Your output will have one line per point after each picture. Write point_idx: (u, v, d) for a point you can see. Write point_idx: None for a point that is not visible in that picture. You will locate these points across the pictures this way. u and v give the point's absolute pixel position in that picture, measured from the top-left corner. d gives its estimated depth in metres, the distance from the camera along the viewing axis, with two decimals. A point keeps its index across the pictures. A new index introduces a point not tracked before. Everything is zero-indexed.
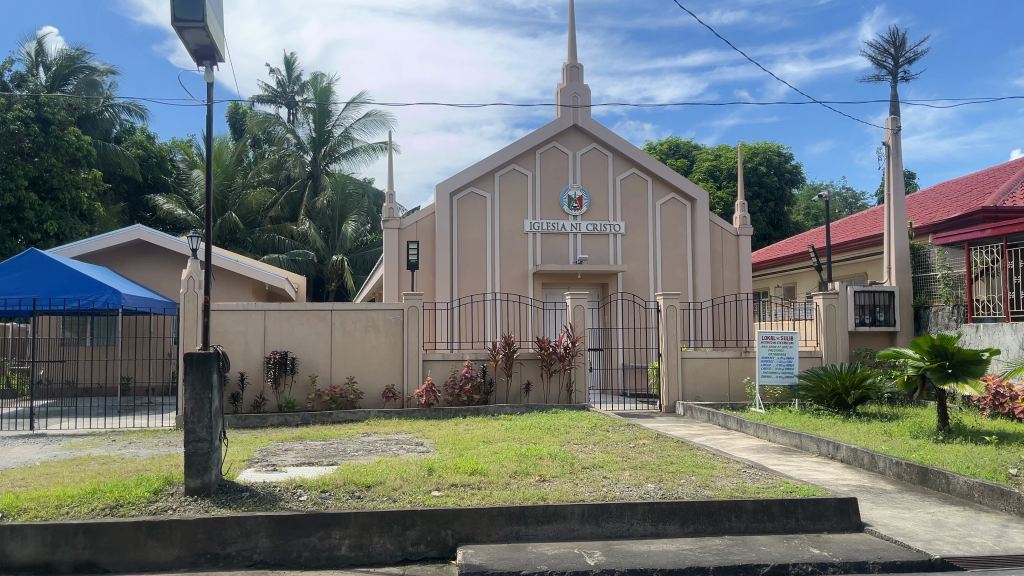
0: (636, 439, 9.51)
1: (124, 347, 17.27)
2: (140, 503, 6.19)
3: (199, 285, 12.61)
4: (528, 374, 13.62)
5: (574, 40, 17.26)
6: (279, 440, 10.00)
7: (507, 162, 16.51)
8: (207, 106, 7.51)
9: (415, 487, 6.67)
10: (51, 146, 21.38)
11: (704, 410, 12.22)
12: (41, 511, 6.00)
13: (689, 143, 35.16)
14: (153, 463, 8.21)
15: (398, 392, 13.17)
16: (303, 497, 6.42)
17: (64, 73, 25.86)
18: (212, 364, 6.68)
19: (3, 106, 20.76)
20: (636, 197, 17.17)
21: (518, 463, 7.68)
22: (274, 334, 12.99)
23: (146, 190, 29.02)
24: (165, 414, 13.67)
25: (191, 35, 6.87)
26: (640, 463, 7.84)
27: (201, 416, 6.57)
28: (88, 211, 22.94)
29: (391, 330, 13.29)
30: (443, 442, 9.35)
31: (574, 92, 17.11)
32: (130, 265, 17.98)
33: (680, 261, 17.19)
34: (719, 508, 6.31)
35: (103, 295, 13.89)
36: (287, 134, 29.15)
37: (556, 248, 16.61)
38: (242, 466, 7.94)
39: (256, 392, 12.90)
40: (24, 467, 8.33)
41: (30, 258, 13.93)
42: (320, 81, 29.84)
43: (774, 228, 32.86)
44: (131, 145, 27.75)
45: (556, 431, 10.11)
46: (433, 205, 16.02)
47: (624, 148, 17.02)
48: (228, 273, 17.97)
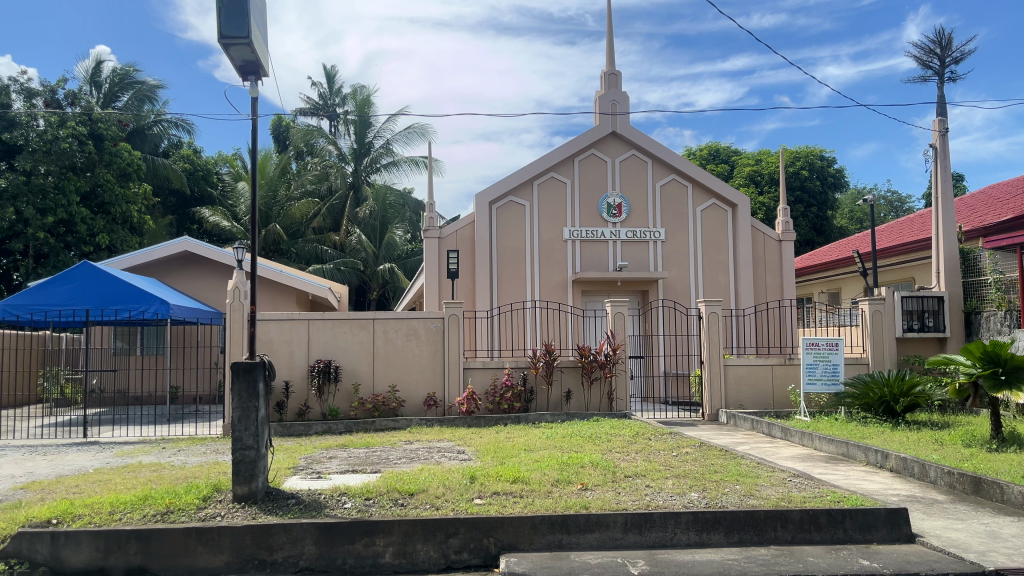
0: (679, 447, 9.45)
1: (173, 356, 17.66)
2: (191, 509, 6.32)
3: (245, 295, 12.79)
4: (569, 382, 13.55)
5: (613, 48, 17.21)
6: (323, 449, 10.07)
7: (545, 171, 16.54)
8: (252, 121, 7.67)
9: (458, 495, 6.71)
10: (104, 161, 22.18)
11: (748, 418, 12.03)
12: (94, 517, 6.15)
13: (729, 148, 34.92)
14: (201, 470, 8.36)
15: (438, 400, 13.20)
16: (347, 505, 6.48)
17: (115, 90, 26.65)
18: (258, 373, 6.80)
19: (57, 122, 21.52)
20: (676, 204, 17.05)
21: (559, 472, 7.68)
22: (318, 343, 13.17)
23: (193, 203, 29.65)
24: (211, 422, 13.89)
25: (237, 52, 7.02)
26: (684, 472, 7.77)
27: (248, 424, 6.70)
28: (138, 224, 23.49)
29: (431, 338, 13.38)
30: (485, 450, 9.37)
31: (613, 100, 17.04)
32: (179, 276, 18.40)
33: (721, 268, 17.03)
34: (765, 518, 6.24)
35: (151, 306, 14.23)
36: (329, 146, 29.46)
37: (595, 255, 16.57)
38: (288, 474, 8.05)
39: (300, 400, 13.09)
40: (78, 474, 8.57)
41: (80, 270, 14.29)
42: (361, 92, 30.19)
43: (816, 233, 32.46)
44: (178, 159, 28.45)
45: (598, 440, 10.05)
46: (473, 213, 16.10)
47: (664, 154, 16.92)
48: (273, 284, 18.28)
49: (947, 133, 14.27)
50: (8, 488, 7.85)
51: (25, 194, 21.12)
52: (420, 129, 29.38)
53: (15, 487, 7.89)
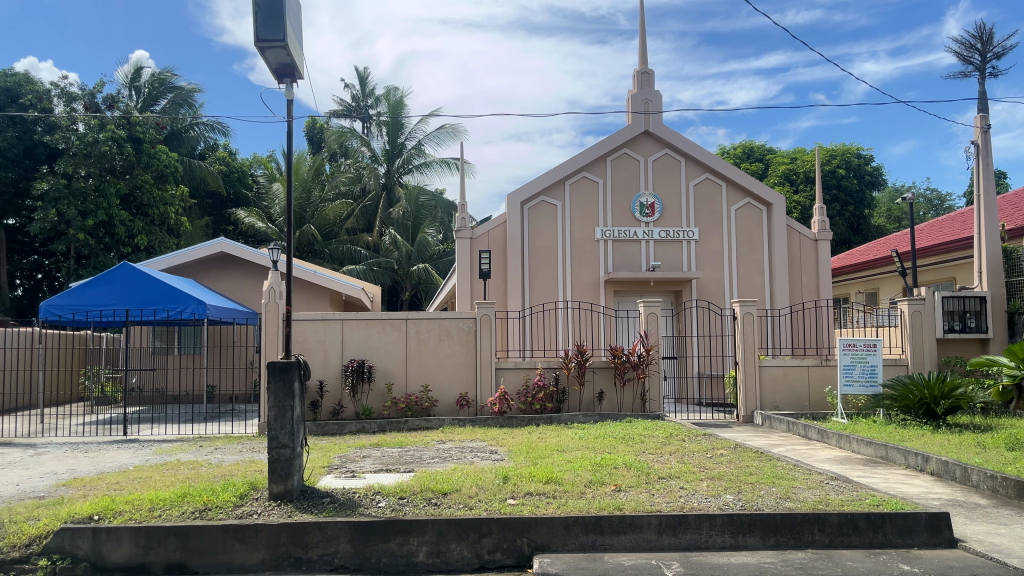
0: (713, 449, 9.36)
1: (210, 356, 17.92)
2: (228, 507, 6.40)
3: (280, 295, 12.90)
4: (602, 383, 13.50)
5: (646, 46, 17.10)
6: (357, 448, 10.14)
7: (578, 170, 16.49)
8: (287, 123, 7.75)
9: (491, 495, 6.71)
10: (143, 163, 22.56)
11: (784, 420, 11.89)
12: (134, 513, 6.25)
13: (764, 147, 34.56)
14: (238, 468, 8.47)
15: (471, 401, 13.22)
16: (381, 504, 6.52)
17: (155, 94, 27.13)
18: (294, 372, 6.87)
19: (97, 126, 21.92)
20: (710, 203, 16.90)
21: (593, 473, 7.65)
22: (352, 343, 13.27)
23: (229, 204, 30.06)
24: (247, 421, 14.05)
25: (273, 54, 7.09)
26: (719, 474, 7.70)
27: (284, 423, 6.76)
28: (176, 225, 23.85)
29: (464, 338, 13.41)
30: (518, 451, 9.37)
31: (646, 99, 16.94)
32: (215, 277, 18.66)
33: (756, 267, 16.85)
34: (802, 521, 6.16)
35: (188, 306, 14.48)
36: (362, 147, 29.73)
37: (628, 255, 16.49)
38: (322, 472, 8.12)
39: (334, 399, 13.20)
40: (119, 471, 8.75)
41: (120, 271, 14.54)
42: (394, 94, 30.39)
43: (853, 232, 31.99)
44: (214, 161, 28.89)
45: (631, 440, 10.01)
46: (504, 213, 16.11)
47: (697, 153, 16.78)
48: (307, 284, 18.48)
49: (989, 130, 13.96)
50: (51, 485, 8.01)
51: (66, 197, 21.62)
52: (452, 130, 29.48)
53: (58, 483, 8.06)
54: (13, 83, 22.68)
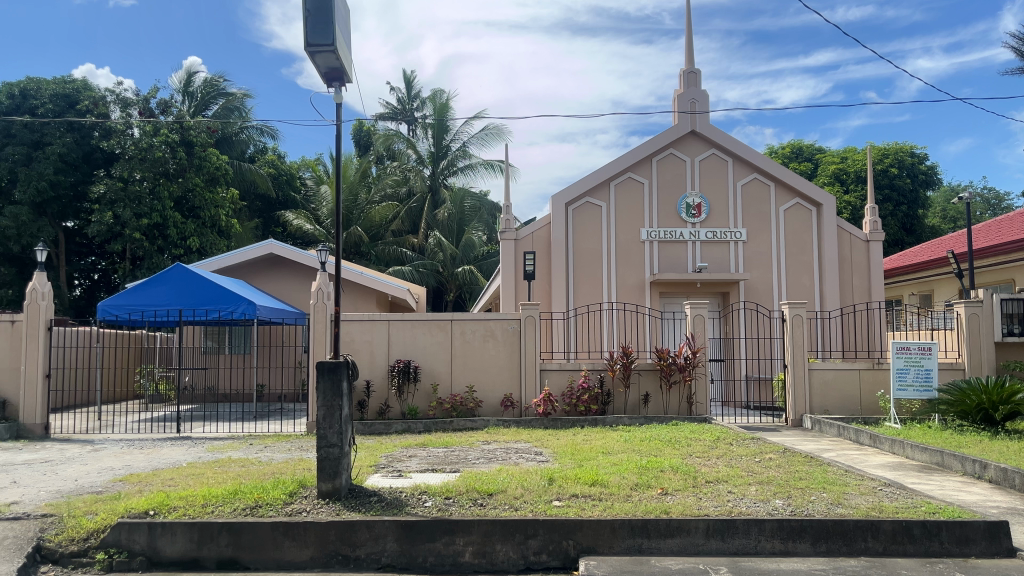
0: (761, 453, 9.23)
1: (260, 356, 18.25)
2: (278, 504, 6.51)
3: (328, 296, 13.06)
4: (647, 385, 13.40)
5: (692, 45, 16.93)
6: (403, 447, 10.24)
7: (623, 171, 16.40)
8: (336, 126, 7.85)
9: (536, 497, 6.71)
10: (195, 167, 23.09)
11: (834, 425, 11.65)
12: (188, 509, 6.39)
13: (813, 146, 33.99)
14: (287, 466, 8.62)
15: (516, 401, 13.24)
16: (427, 503, 6.57)
17: (207, 99, 27.71)
18: (342, 372, 6.95)
19: (151, 131, 22.51)
20: (758, 203, 16.66)
21: (639, 476, 7.59)
22: (398, 343, 13.40)
23: (278, 207, 30.61)
24: (296, 420, 14.28)
25: (323, 59, 7.20)
26: (767, 478, 7.58)
27: (332, 422, 6.85)
28: (226, 228, 24.34)
29: (508, 339, 13.43)
30: (563, 452, 9.35)
31: (692, 98, 16.78)
32: (265, 278, 18.99)
33: (806, 268, 16.56)
34: (854, 528, 6.03)
35: (239, 307, 14.71)
36: (408, 150, 30.00)
37: (674, 256, 16.35)
38: (370, 471, 8.22)
39: (381, 399, 13.32)
40: (173, 467, 8.99)
41: (173, 273, 14.88)
42: (439, 96, 30.62)
43: (906, 233, 31.25)
44: (264, 164, 29.47)
45: (677, 443, 9.93)
46: (549, 214, 16.11)
47: (745, 152, 16.55)
48: (354, 285, 18.70)
49: None
50: (109, 480, 8.24)
51: (122, 200, 22.27)
52: (497, 131, 29.55)
53: (116, 479, 8.29)
54: (72, 90, 23.45)
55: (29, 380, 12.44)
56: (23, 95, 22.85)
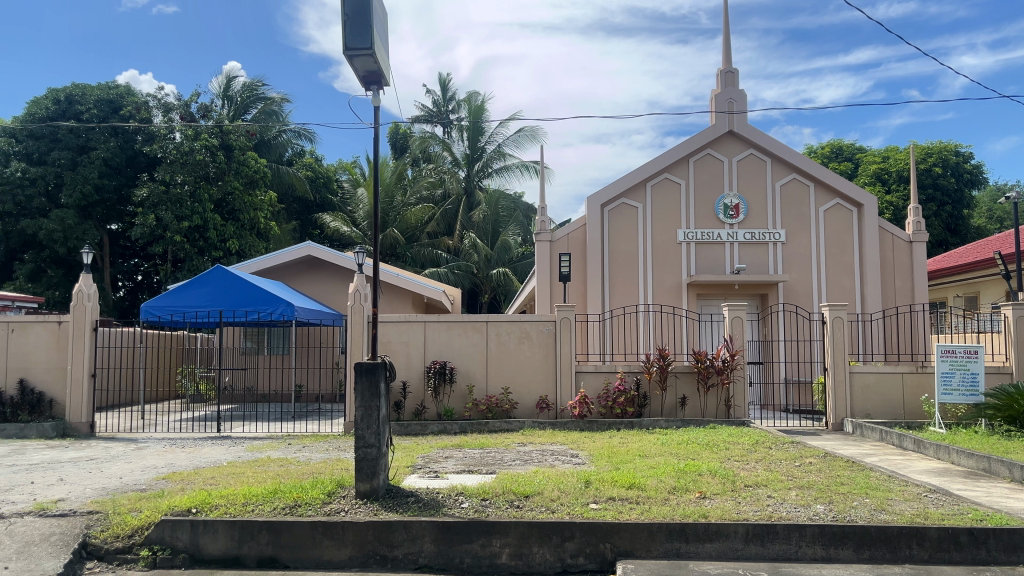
0: (802, 457, 9.09)
1: (298, 356, 18.45)
2: (317, 503, 6.56)
3: (365, 298, 13.16)
4: (685, 388, 13.28)
5: (729, 44, 16.76)
6: (439, 448, 10.29)
7: (659, 171, 16.29)
8: (374, 129, 7.91)
9: (573, 499, 6.68)
10: (234, 170, 23.45)
11: (876, 429, 11.44)
12: (228, 508, 6.47)
13: (854, 145, 33.47)
14: (326, 466, 8.71)
15: (551, 403, 13.21)
16: (464, 505, 6.58)
17: (246, 103, 28.10)
18: (380, 373, 7.00)
19: (192, 135, 22.90)
20: (797, 204, 16.43)
21: (676, 479, 7.52)
22: (434, 345, 13.46)
23: (315, 209, 31.01)
24: (333, 420, 14.41)
25: (361, 62, 7.26)
26: (808, 483, 7.46)
27: (370, 423, 6.89)
28: (265, 230, 24.68)
29: (544, 341, 13.41)
30: (599, 455, 9.30)
31: (730, 98, 16.61)
32: (303, 280, 19.20)
33: (846, 270, 16.29)
34: (898, 534, 5.91)
35: (278, 308, 14.79)
36: (444, 151, 30.12)
37: (711, 257, 16.19)
38: (406, 472, 8.26)
39: (417, 400, 13.39)
40: (214, 466, 9.12)
41: (215, 275, 15.16)
42: (475, 98, 30.69)
43: (950, 234, 30.56)
44: (302, 167, 29.93)
45: (715, 447, 9.81)
46: (584, 216, 16.07)
47: (784, 152, 16.34)
48: (390, 287, 18.82)
49: None
50: (152, 478, 8.38)
51: (165, 203, 22.67)
52: (532, 133, 29.55)
53: (158, 477, 8.42)
54: (116, 96, 24.01)
55: (76, 379, 12.71)
56: (69, 100, 23.40)
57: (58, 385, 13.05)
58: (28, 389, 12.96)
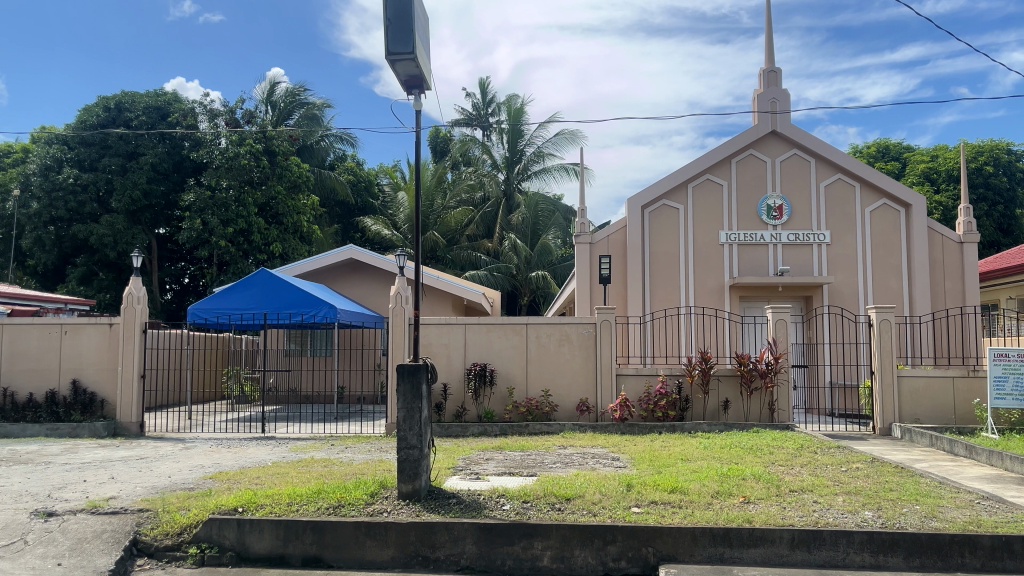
0: (848, 462, 8.93)
1: (340, 358, 18.68)
2: (360, 504, 6.62)
3: (406, 300, 13.25)
4: (727, 391, 13.12)
5: (772, 43, 16.55)
6: (480, 450, 10.32)
7: (701, 172, 16.14)
8: (416, 133, 7.97)
9: (615, 503, 6.64)
10: (277, 175, 23.84)
11: (926, 434, 11.18)
12: (274, 507, 6.57)
13: (901, 144, 32.80)
14: (368, 467, 8.80)
15: (591, 406, 13.16)
16: (506, 506, 6.58)
17: (289, 108, 28.50)
18: (422, 375, 7.04)
19: (237, 141, 23.34)
20: (842, 204, 16.15)
21: (720, 483, 7.43)
22: (474, 347, 13.50)
23: (357, 212, 31.36)
24: (374, 421, 14.57)
25: (403, 67, 7.31)
26: (855, 489, 7.32)
27: (412, 424, 6.93)
28: (308, 233, 25.03)
29: (584, 344, 13.36)
30: (640, 458, 9.24)
31: (773, 97, 16.38)
32: (345, 283, 19.42)
33: (894, 271, 15.97)
34: (950, 542, 5.77)
35: (320, 310, 14.98)
36: (483, 155, 30.52)
37: (754, 259, 15.99)
38: (448, 473, 8.31)
39: (458, 402, 13.44)
40: (259, 466, 9.27)
41: (259, 277, 15.39)
42: (514, 101, 30.74)
43: (1003, 234, 29.75)
44: (343, 171, 30.43)
45: (759, 451, 9.68)
46: (625, 218, 16.00)
47: (828, 152, 16.08)
48: (430, 289, 18.92)
49: None
50: (199, 477, 8.53)
51: (211, 208, 23.06)
52: (571, 136, 29.48)
53: (206, 476, 8.58)
54: (164, 103, 24.56)
55: (126, 380, 13.01)
56: (119, 108, 24.00)
57: (109, 385, 13.38)
58: (81, 388, 13.33)
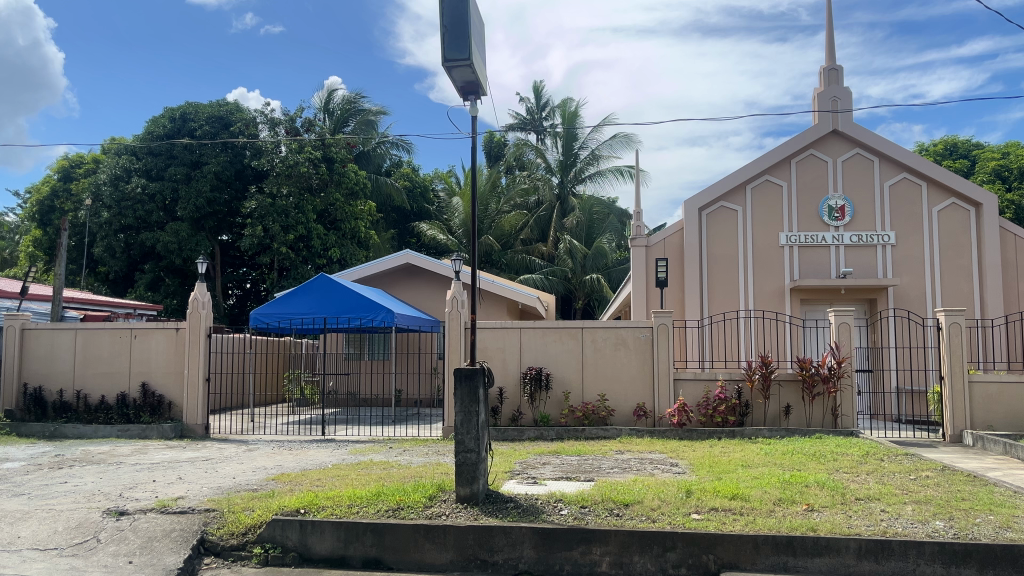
0: (917, 470, 8.66)
1: (398, 362, 18.91)
2: (418, 507, 6.68)
3: (462, 304, 13.33)
4: (788, 396, 12.86)
5: (833, 40, 16.18)
6: (536, 454, 10.32)
7: (759, 173, 15.87)
8: (472, 140, 8.02)
9: (674, 509, 6.56)
10: (335, 182, 24.28)
11: (1000, 441, 10.76)
12: (335, 509, 6.67)
13: (969, 141, 31.77)
14: (426, 470, 8.87)
15: (649, 411, 13.02)
16: (563, 511, 6.56)
17: (345, 116, 28.98)
18: (479, 379, 7.06)
19: (297, 148, 23.89)
20: (908, 204, 15.69)
21: (782, 490, 7.27)
22: (530, 351, 13.50)
23: (412, 218, 31.68)
24: (431, 424, 14.70)
25: (459, 73, 7.36)
26: (925, 498, 7.09)
27: (470, 428, 6.96)
28: (365, 239, 25.40)
29: (641, 347, 13.25)
30: (699, 464, 9.11)
31: (834, 96, 16.01)
32: (402, 287, 19.65)
33: (964, 273, 15.46)
34: None
35: (378, 315, 15.22)
36: (537, 159, 30.72)
37: (815, 261, 15.64)
38: (505, 477, 8.32)
39: (513, 405, 13.45)
40: (320, 468, 9.42)
41: (318, 282, 15.65)
42: (569, 105, 30.75)
43: None
44: (399, 177, 30.79)
45: (822, 457, 9.46)
46: (681, 220, 15.83)
47: (893, 151, 15.64)
48: (486, 294, 19.00)
49: None
50: (263, 479, 8.72)
51: (271, 214, 23.52)
52: (626, 139, 29.30)
53: (268, 478, 8.76)
54: (226, 113, 25.20)
55: (192, 383, 13.38)
56: (184, 119, 24.74)
57: (176, 388, 13.78)
58: (150, 391, 13.75)
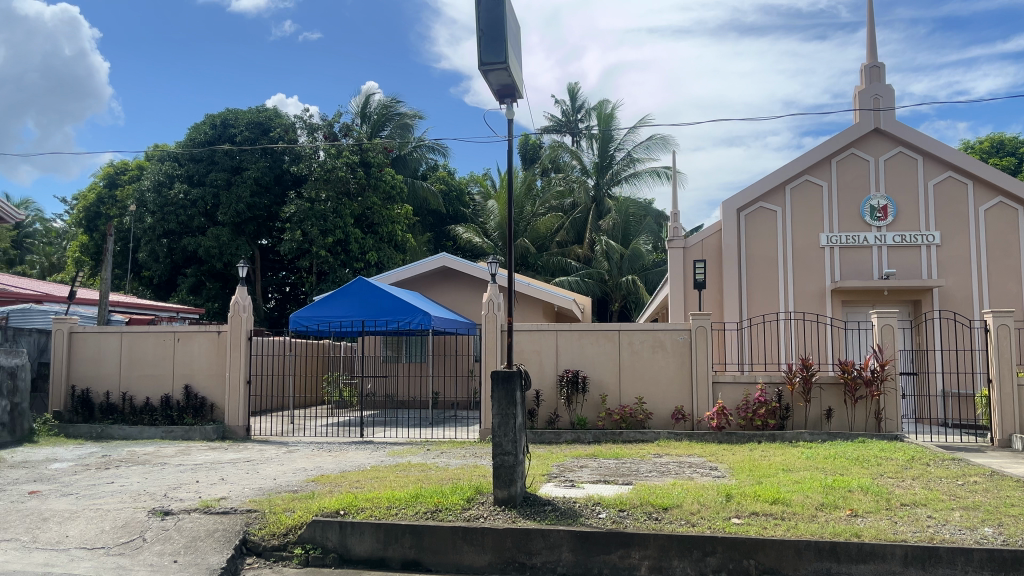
0: (965, 475, 8.45)
1: (435, 365, 19.00)
2: (456, 509, 6.70)
3: (498, 307, 13.36)
4: (830, 400, 12.64)
5: (874, 37, 15.90)
6: (574, 457, 10.30)
7: (799, 173, 15.65)
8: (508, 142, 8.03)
9: (714, 513, 6.49)
10: (372, 186, 24.50)
11: None
12: (374, 511, 6.72)
13: (1017, 138, 30.98)
14: (464, 472, 8.89)
15: (687, 414, 12.91)
16: (602, 515, 6.53)
17: (382, 121, 29.22)
18: (516, 382, 7.06)
19: (335, 154, 24.17)
20: (953, 203, 15.35)
21: (824, 495, 7.16)
22: (567, 353, 13.47)
23: (449, 221, 31.80)
24: (468, 427, 14.74)
25: (495, 77, 7.39)
26: (973, 504, 6.92)
27: (507, 430, 6.97)
28: (402, 242, 25.58)
29: (679, 350, 13.15)
30: (739, 468, 9.00)
31: (875, 94, 15.74)
32: (438, 290, 19.75)
33: (1011, 273, 15.09)
34: None
35: (415, 317, 15.34)
36: (572, 161, 30.74)
37: (857, 262, 15.37)
38: (542, 480, 8.30)
39: (550, 408, 13.42)
40: (359, 470, 9.49)
41: (356, 285, 15.78)
42: (604, 107, 30.67)
43: None
44: (435, 180, 30.95)
45: (866, 462, 9.28)
46: (719, 222, 15.68)
47: (937, 149, 15.31)
48: (522, 296, 19.00)
49: None
50: (303, 480, 8.81)
51: (309, 219, 23.78)
52: (662, 141, 29.14)
53: (308, 479, 8.85)
54: (265, 119, 25.57)
55: (234, 385, 13.59)
56: (225, 125, 25.11)
57: (218, 390, 14.00)
58: (192, 393, 13.99)
